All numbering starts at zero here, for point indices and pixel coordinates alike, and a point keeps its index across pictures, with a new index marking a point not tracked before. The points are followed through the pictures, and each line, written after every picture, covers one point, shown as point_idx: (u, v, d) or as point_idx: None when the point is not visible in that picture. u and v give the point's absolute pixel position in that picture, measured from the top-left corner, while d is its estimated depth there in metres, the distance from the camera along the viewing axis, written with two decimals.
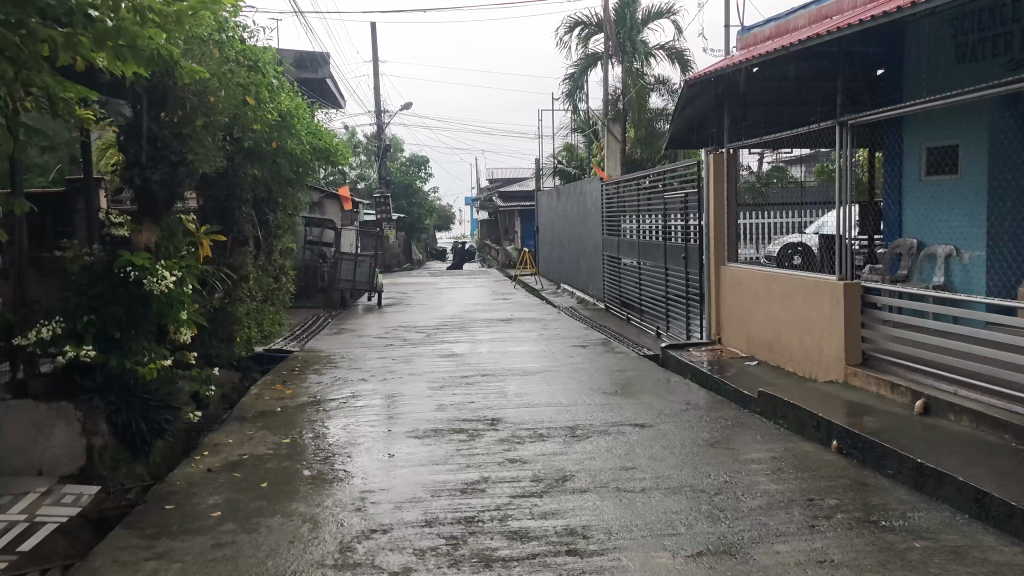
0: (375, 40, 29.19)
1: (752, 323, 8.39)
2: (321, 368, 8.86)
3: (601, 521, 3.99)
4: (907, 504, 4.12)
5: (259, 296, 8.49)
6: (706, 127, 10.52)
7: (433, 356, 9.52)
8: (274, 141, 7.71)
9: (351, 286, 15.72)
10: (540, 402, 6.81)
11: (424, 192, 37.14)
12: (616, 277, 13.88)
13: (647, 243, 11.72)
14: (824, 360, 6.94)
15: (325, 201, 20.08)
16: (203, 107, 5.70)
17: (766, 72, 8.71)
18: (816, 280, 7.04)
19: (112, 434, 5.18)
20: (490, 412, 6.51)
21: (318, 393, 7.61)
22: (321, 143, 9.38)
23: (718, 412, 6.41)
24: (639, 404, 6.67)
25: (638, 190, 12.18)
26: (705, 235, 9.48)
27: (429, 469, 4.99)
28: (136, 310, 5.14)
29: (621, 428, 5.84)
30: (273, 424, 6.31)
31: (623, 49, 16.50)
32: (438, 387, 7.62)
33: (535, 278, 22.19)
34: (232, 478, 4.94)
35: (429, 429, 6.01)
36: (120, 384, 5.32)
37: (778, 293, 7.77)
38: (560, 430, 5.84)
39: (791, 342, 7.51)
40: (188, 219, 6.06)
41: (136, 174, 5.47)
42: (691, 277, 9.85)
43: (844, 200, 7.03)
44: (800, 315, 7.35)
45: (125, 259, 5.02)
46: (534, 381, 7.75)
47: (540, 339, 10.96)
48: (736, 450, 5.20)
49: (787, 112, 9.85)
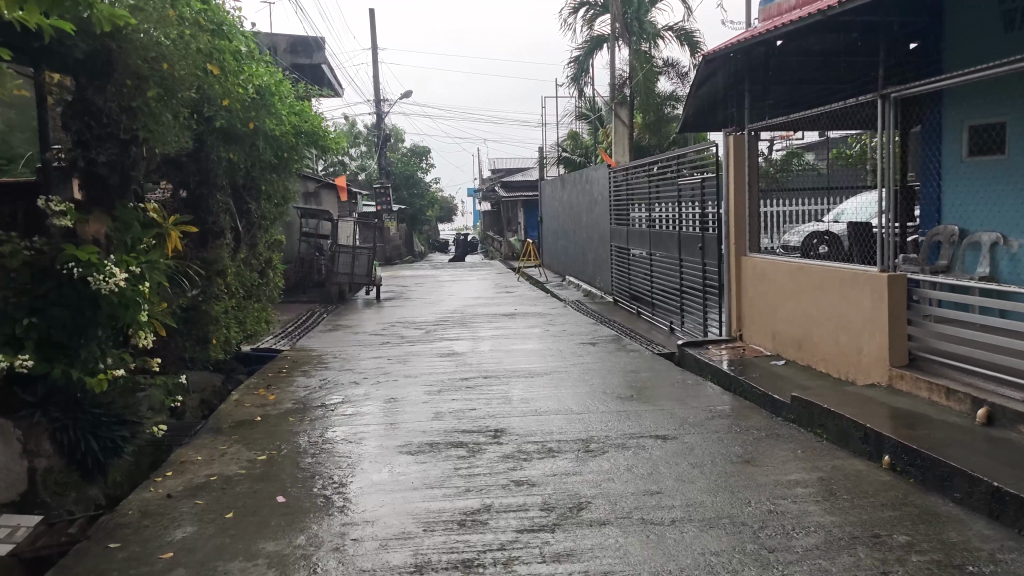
0: (373, 27, 28.43)
1: (777, 319, 7.68)
2: (310, 369, 8.18)
3: (625, 566, 3.32)
4: (993, 543, 3.48)
5: (238, 294, 7.79)
6: (723, 108, 9.81)
7: (431, 356, 8.84)
8: (251, 122, 6.97)
9: (349, 280, 15.03)
10: (548, 409, 6.13)
11: (426, 183, 36.44)
12: (624, 269, 13.17)
13: (659, 233, 11.00)
14: (863, 362, 6.24)
15: (321, 191, 19.36)
16: (160, 81, 4.97)
17: (790, 43, 7.97)
18: (854, 272, 6.33)
19: (59, 454, 4.53)
20: (492, 421, 5.83)
21: (304, 398, 6.93)
22: (307, 126, 8.66)
23: (748, 420, 5.71)
24: (659, 411, 5.99)
25: (648, 177, 11.45)
26: (725, 223, 8.76)
27: (422, 495, 4.31)
28: (84, 313, 4.43)
29: (641, 441, 5.16)
30: (250, 436, 5.64)
31: (631, 30, 15.71)
32: (436, 391, 6.95)
33: (538, 270, 21.47)
34: (194, 507, 4.27)
35: (424, 443, 5.32)
36: (66, 398, 4.60)
37: (808, 287, 7.05)
38: (571, 443, 5.16)
39: (823, 341, 6.79)
40: (156, 208, 5.39)
41: (78, 154, 4.68)
42: (709, 269, 9.12)
43: (888, 186, 6.17)
44: (833, 312, 6.63)
45: (67, 253, 4.29)
46: (541, 384, 7.07)
47: (546, 336, 10.26)
48: (776, 469, 4.52)
49: (812, 87, 9.14)
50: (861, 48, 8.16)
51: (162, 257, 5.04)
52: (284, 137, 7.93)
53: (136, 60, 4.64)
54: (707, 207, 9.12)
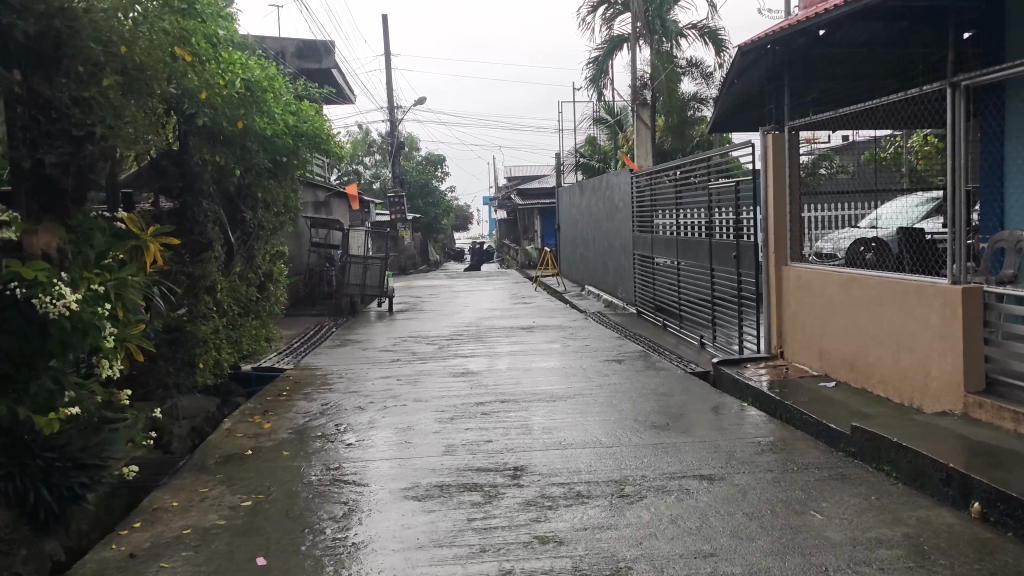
0: (385, 33, 27.88)
1: (824, 335, 6.95)
2: (312, 391, 7.51)
3: None
4: None
5: (229, 311, 7.14)
6: (759, 104, 9.05)
7: (443, 376, 8.15)
8: (239, 120, 6.31)
9: (360, 291, 14.33)
10: (574, 441, 5.43)
11: (440, 191, 35.85)
12: (648, 279, 12.47)
13: (687, 240, 10.27)
14: (931, 388, 5.50)
15: (333, 200, 18.69)
16: (122, 69, 4.38)
17: (835, 32, 7.24)
18: (919, 284, 5.59)
19: (4, 506, 3.89)
20: (510, 456, 5.14)
21: (302, 426, 6.26)
22: (309, 128, 8.00)
23: (803, 455, 4.99)
24: (700, 445, 5.27)
25: (674, 181, 10.74)
26: (763, 230, 8.02)
27: (427, 557, 3.62)
28: (32, 341, 3.76)
29: (684, 484, 4.44)
30: (236, 475, 4.97)
31: (652, 28, 15.02)
32: (449, 419, 6.26)
33: (557, 279, 20.79)
34: (160, 571, 3.59)
35: (433, 485, 4.63)
36: (14, 440, 3.95)
37: (862, 301, 6.31)
38: (602, 487, 4.46)
39: (882, 361, 6.05)
40: (133, 218, 4.75)
41: (25, 155, 4.01)
42: (744, 279, 8.38)
43: (957, 186, 5.38)
44: (894, 330, 5.89)
45: (9, 270, 3.68)
46: (565, 411, 6.35)
47: (568, 353, 9.53)
48: (849, 523, 3.80)
49: (857, 81, 8.43)
50: (913, 37, 7.46)
51: (137, 276, 4.48)
52: (282, 138, 7.28)
53: (88, 42, 4.03)
54: (743, 213, 8.38)
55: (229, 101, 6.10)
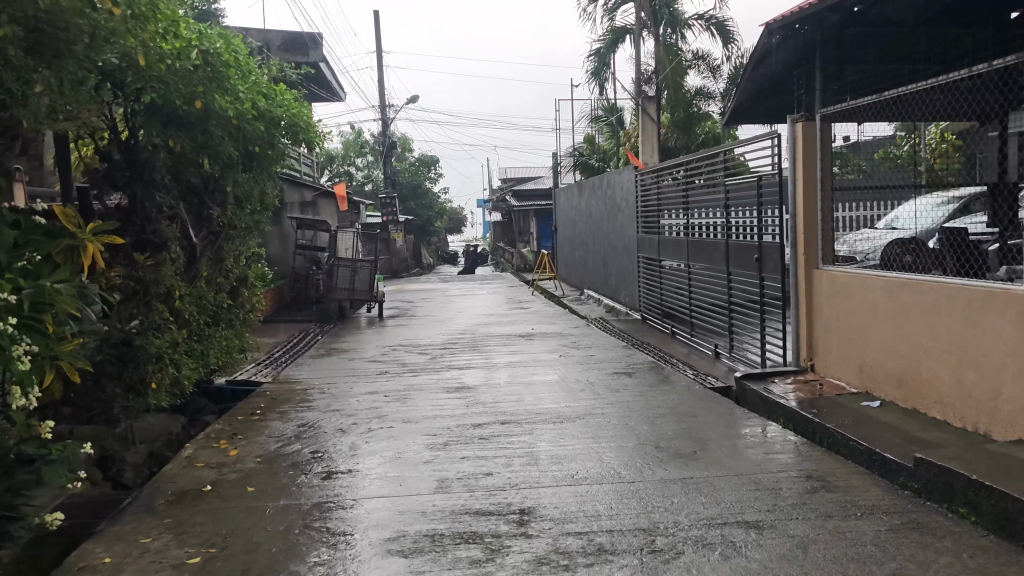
0: (376, 29, 27.07)
1: (866, 348, 6.18)
2: (289, 410, 6.70)
3: None
4: None
5: (191, 321, 6.36)
6: (786, 90, 8.25)
7: (436, 391, 7.34)
8: (196, 98, 5.52)
9: (348, 295, 13.46)
10: (588, 475, 4.63)
11: (433, 192, 35.06)
12: (654, 282, 11.69)
13: (700, 242, 9.48)
14: (1001, 413, 4.75)
15: (320, 200, 17.84)
16: (27, 26, 3.60)
17: (872, 8, 6.41)
18: (990, 291, 4.82)
19: None
20: (516, 495, 4.33)
21: (273, 454, 5.43)
22: (286, 112, 7.13)
23: (865, 495, 4.19)
24: (738, 481, 4.46)
25: (683, 178, 9.95)
26: (790, 229, 7.25)
27: None
28: None
29: (729, 536, 3.64)
30: (189, 520, 4.16)
31: (657, 18, 14.31)
32: (441, 445, 5.45)
33: (554, 283, 20.04)
34: None
35: (423, 534, 3.83)
36: None
37: (915, 310, 5.54)
38: (629, 539, 3.67)
39: (939, 378, 5.29)
40: (69, 212, 3.99)
41: None
42: (767, 284, 7.58)
43: None
44: (954, 343, 5.14)
45: None
46: (575, 436, 5.56)
47: (572, 364, 8.73)
48: None
49: (892, 65, 7.66)
50: (959, 14, 6.68)
51: (69, 280, 3.83)
52: (254, 125, 6.47)
53: None
54: (767, 212, 7.59)
55: (181, 74, 5.39)
